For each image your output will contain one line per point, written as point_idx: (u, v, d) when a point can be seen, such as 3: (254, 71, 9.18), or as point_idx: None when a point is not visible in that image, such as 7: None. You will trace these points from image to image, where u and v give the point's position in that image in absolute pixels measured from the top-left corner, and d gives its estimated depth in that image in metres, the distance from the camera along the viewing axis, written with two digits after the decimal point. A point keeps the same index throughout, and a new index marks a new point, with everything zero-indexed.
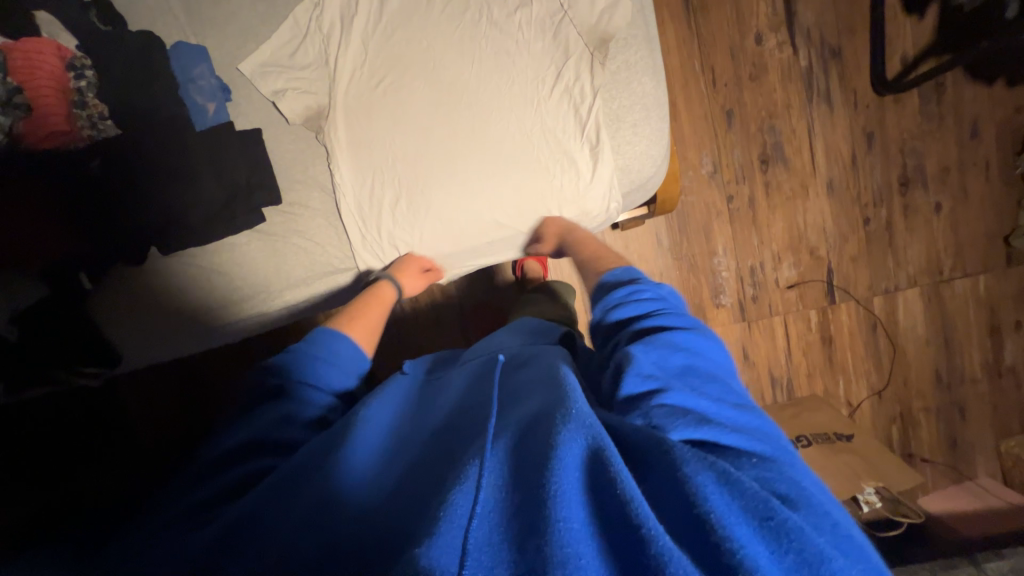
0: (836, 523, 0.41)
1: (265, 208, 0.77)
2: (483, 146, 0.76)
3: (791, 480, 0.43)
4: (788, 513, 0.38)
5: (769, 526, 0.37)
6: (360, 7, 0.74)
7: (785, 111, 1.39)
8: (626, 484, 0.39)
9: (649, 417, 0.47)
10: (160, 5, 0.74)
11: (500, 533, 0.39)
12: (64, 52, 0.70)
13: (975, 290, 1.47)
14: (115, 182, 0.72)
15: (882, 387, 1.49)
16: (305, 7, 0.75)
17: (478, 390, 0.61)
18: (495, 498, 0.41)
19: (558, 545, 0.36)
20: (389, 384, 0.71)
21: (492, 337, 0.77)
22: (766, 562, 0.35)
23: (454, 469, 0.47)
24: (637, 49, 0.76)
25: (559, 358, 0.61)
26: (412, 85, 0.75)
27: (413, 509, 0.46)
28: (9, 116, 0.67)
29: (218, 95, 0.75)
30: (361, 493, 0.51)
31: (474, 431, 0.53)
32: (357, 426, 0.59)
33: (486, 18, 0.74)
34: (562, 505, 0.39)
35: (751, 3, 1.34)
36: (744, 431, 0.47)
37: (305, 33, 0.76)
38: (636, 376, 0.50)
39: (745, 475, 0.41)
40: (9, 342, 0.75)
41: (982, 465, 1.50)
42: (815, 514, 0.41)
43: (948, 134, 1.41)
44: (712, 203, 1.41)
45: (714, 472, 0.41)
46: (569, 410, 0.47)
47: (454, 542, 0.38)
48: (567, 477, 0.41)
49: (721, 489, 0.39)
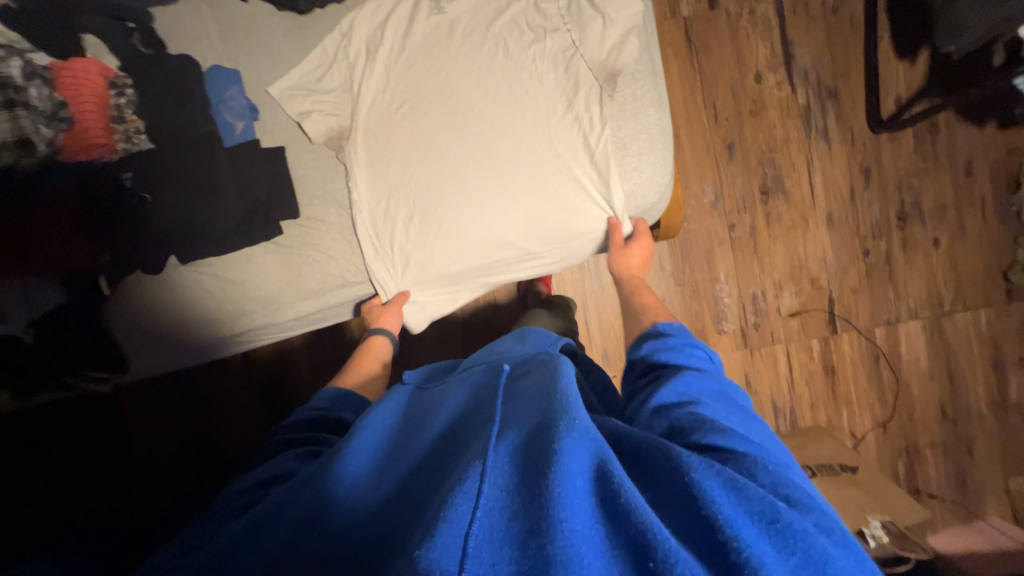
0: (833, 525, 0.44)
1: (283, 222, 0.80)
2: (494, 167, 0.80)
3: (792, 485, 0.46)
4: (794, 517, 0.41)
5: (775, 528, 0.41)
6: (384, 38, 0.80)
7: (785, 146, 1.44)
8: (630, 493, 0.41)
9: (673, 421, 0.55)
10: (199, 32, 0.79)
11: (501, 531, 0.40)
12: (107, 71, 0.75)
13: (976, 324, 1.48)
14: (145, 193, 0.75)
15: (886, 420, 1.48)
16: (333, 37, 0.80)
17: (477, 399, 0.62)
18: (495, 499, 0.43)
19: (561, 545, 0.38)
20: (390, 393, 0.71)
21: (496, 346, 0.80)
22: (772, 561, 0.38)
23: (454, 473, 0.48)
24: (643, 83, 0.81)
25: (559, 364, 0.62)
26: (430, 110, 0.80)
27: (414, 515, 0.47)
28: (52, 128, 0.71)
29: (246, 114, 0.79)
30: (359, 502, 0.53)
31: (472, 435, 0.54)
32: (351, 440, 0.60)
33: (502, 52, 0.79)
34: (564, 506, 0.40)
35: (751, 45, 1.42)
36: (755, 444, 0.51)
37: (331, 60, 0.81)
38: (671, 389, 0.59)
39: (749, 480, 0.44)
40: (25, 344, 0.76)
41: (992, 504, 1.47)
42: (823, 517, 0.44)
43: (943, 171, 1.45)
44: (714, 231, 1.45)
45: (721, 478, 0.43)
46: (571, 420, 0.48)
47: (454, 542, 0.39)
48: (570, 482, 0.42)
49: (727, 494, 0.42)
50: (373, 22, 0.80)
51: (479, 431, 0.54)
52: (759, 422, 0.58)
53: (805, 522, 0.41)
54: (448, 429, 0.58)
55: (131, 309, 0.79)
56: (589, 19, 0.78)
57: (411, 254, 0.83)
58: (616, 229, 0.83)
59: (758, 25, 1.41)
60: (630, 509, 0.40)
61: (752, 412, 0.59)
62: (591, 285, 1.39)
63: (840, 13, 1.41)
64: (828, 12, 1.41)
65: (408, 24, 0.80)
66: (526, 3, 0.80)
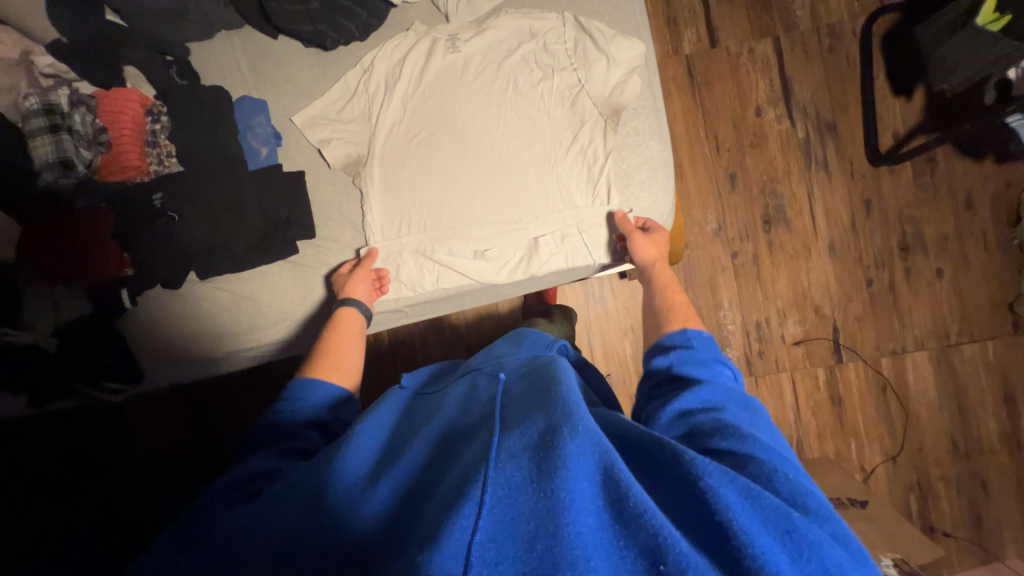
0: (846, 534, 0.44)
1: (299, 241, 0.84)
2: (504, 191, 0.85)
3: (810, 494, 0.45)
4: (808, 527, 0.41)
5: (791, 537, 0.40)
6: (401, 73, 0.86)
7: (786, 176, 1.48)
8: (639, 499, 0.42)
9: (695, 423, 0.55)
10: (232, 66, 0.86)
11: (505, 530, 0.41)
12: (146, 100, 0.82)
13: (984, 356, 1.46)
14: (172, 212, 0.79)
15: (896, 453, 1.45)
16: (355, 72, 0.86)
17: (476, 401, 0.63)
18: (498, 498, 0.43)
19: (568, 548, 0.38)
20: (388, 396, 0.75)
21: (492, 347, 0.83)
22: (785, 567, 0.38)
23: (458, 475, 0.48)
24: (645, 117, 0.86)
25: (560, 368, 0.62)
26: (441, 142, 0.84)
27: (416, 516, 0.48)
28: (91, 151, 0.77)
29: (271, 141, 0.85)
30: (357, 500, 0.52)
31: (477, 435, 0.55)
32: (352, 438, 0.60)
33: (512, 87, 0.85)
34: (570, 510, 0.41)
35: (750, 81, 1.47)
36: (775, 451, 0.51)
37: (352, 94, 0.86)
38: (697, 394, 0.58)
39: (765, 489, 0.44)
40: (46, 353, 0.79)
41: (1010, 544, 1.41)
42: (839, 525, 0.44)
43: (943, 203, 1.48)
44: (717, 258, 1.47)
45: (735, 486, 0.43)
46: (577, 423, 0.49)
47: (457, 546, 0.39)
48: (576, 485, 0.43)
49: (741, 500, 0.42)
50: (392, 59, 0.86)
51: (483, 431, 0.54)
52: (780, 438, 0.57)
53: (819, 531, 0.41)
54: (449, 434, 0.59)
55: (154, 325, 0.83)
56: (594, 59, 0.84)
57: (418, 278, 0.86)
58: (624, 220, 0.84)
59: (757, 63, 1.47)
60: (638, 513, 0.41)
61: (769, 418, 0.58)
62: (594, 309, 1.40)
63: (836, 52, 1.47)
64: (824, 51, 1.48)
65: (425, 62, 0.86)
66: (535, 43, 0.86)
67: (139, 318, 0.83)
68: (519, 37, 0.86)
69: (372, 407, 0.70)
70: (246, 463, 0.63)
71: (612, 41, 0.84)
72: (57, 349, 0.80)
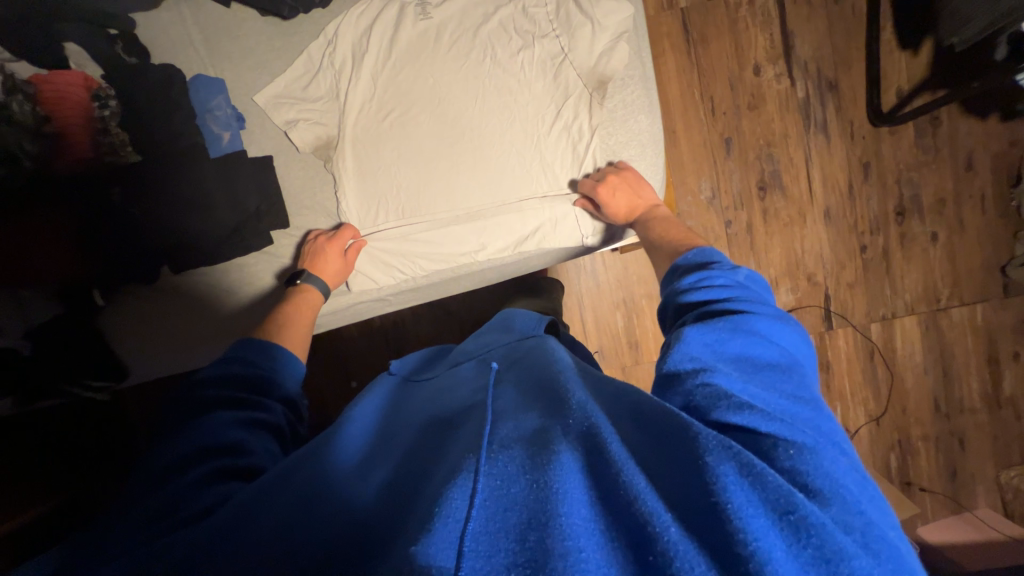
0: (861, 519, 0.40)
1: (273, 231, 0.83)
2: (488, 169, 0.84)
3: (821, 474, 0.42)
4: (811, 509, 0.38)
5: (790, 519, 0.38)
6: (370, 46, 0.83)
7: (783, 140, 1.42)
8: (632, 485, 0.40)
9: (689, 396, 0.49)
10: (183, 41, 0.81)
11: (497, 522, 0.38)
12: (90, 82, 0.76)
13: (972, 319, 1.47)
14: (133, 208, 0.77)
15: (879, 415, 1.49)
16: (318, 45, 0.82)
17: (467, 388, 0.63)
18: (492, 489, 0.41)
19: (560, 538, 0.36)
20: (375, 383, 0.75)
21: (479, 336, 0.81)
22: (778, 555, 0.35)
23: (450, 465, 0.46)
24: (633, 89, 0.85)
25: (551, 352, 0.62)
26: (417, 119, 0.83)
27: (408, 505, 0.46)
28: (37, 143, 0.72)
29: (232, 124, 0.81)
30: (350, 488, 0.51)
31: (470, 421, 0.54)
32: (338, 436, 0.59)
33: (491, 58, 0.83)
34: (564, 500, 0.39)
35: (750, 35, 1.38)
36: (780, 420, 0.45)
37: (317, 69, 0.83)
38: (686, 346, 0.53)
39: (773, 470, 0.40)
40: (20, 356, 0.77)
41: (982, 496, 1.49)
42: (842, 510, 0.40)
43: (944, 166, 1.43)
44: (711, 227, 1.44)
45: (739, 464, 0.40)
46: (570, 412, 0.48)
47: (450, 537, 0.37)
48: (570, 475, 0.41)
49: (741, 481, 0.39)
50: (359, 27, 0.83)
51: (476, 418, 0.53)
52: (790, 369, 0.52)
53: (823, 514, 0.38)
54: (441, 421, 0.58)
55: (132, 317, 0.83)
56: (578, 24, 0.83)
57: (401, 263, 0.86)
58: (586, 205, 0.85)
59: (757, 15, 1.37)
60: (630, 501, 0.39)
61: (785, 366, 0.52)
62: (586, 283, 1.38)
63: (842, 2, 1.38)
64: (829, 1, 1.38)
65: (395, 31, 0.83)
66: (514, 8, 0.84)
67: (117, 312, 0.82)
68: (497, 1, 0.84)
69: (360, 396, 0.70)
70: (204, 422, 0.62)
71: (597, 3, 0.82)
72: (33, 353, 0.78)
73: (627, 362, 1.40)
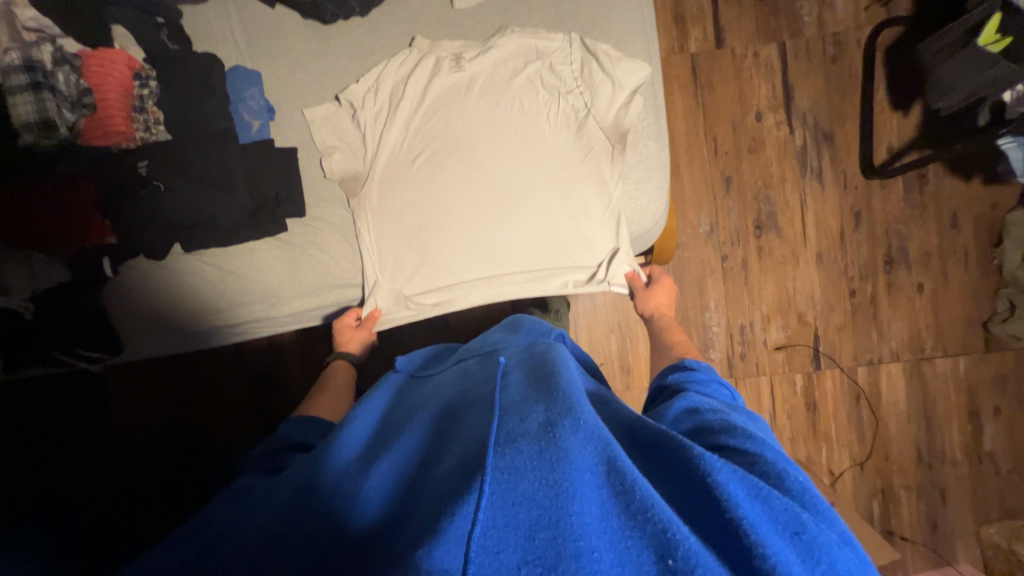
0: (851, 538, 0.44)
1: (288, 219, 0.85)
2: (508, 203, 0.87)
3: (815, 495, 0.46)
4: (817, 530, 0.41)
5: (799, 539, 0.40)
6: (407, 87, 0.88)
7: (780, 183, 1.49)
8: (645, 490, 0.41)
9: (701, 422, 0.55)
10: (225, 34, 0.86)
11: (507, 517, 0.39)
12: (133, 62, 0.81)
13: (954, 371, 1.51)
14: (158, 181, 0.80)
15: (863, 459, 1.50)
16: (359, 89, 0.88)
17: (471, 384, 0.64)
18: (499, 485, 0.41)
19: (572, 539, 0.37)
20: (381, 381, 0.76)
21: (487, 334, 0.82)
22: (797, 568, 0.37)
23: (455, 464, 0.47)
24: (648, 136, 0.91)
25: (558, 356, 0.63)
26: (443, 160, 0.88)
27: (410, 505, 0.46)
28: (75, 113, 0.78)
29: (263, 114, 0.85)
30: (349, 482, 0.51)
31: (472, 419, 0.54)
32: (341, 432, 0.60)
33: (517, 108, 0.89)
34: (574, 499, 0.39)
35: (753, 84, 1.47)
36: (780, 455, 0.51)
37: (355, 111, 0.88)
38: (699, 398, 0.61)
39: (773, 489, 0.43)
40: (23, 319, 0.79)
41: (962, 551, 1.48)
42: (838, 526, 0.44)
43: (930, 221, 1.50)
44: (708, 260, 1.48)
45: (745, 484, 0.42)
46: (578, 416, 0.48)
47: (457, 539, 0.37)
48: (581, 477, 0.41)
49: (751, 499, 0.41)
50: (397, 75, 0.89)
51: (480, 415, 0.54)
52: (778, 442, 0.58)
53: (828, 535, 0.41)
54: (445, 418, 0.59)
55: (138, 304, 0.83)
56: (600, 82, 0.88)
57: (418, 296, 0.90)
58: (636, 280, 0.96)
59: (761, 67, 1.47)
60: (645, 508, 0.39)
61: (772, 431, 0.59)
62: (584, 303, 1.40)
63: (840, 62, 1.47)
64: (828, 60, 1.48)
65: (429, 80, 0.89)
66: (541, 64, 0.90)
67: (118, 288, 0.82)
68: (527, 57, 0.90)
69: (366, 394, 0.71)
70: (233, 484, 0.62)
71: (618, 64, 0.88)
72: (33, 314, 0.80)
73: (618, 385, 1.41)
